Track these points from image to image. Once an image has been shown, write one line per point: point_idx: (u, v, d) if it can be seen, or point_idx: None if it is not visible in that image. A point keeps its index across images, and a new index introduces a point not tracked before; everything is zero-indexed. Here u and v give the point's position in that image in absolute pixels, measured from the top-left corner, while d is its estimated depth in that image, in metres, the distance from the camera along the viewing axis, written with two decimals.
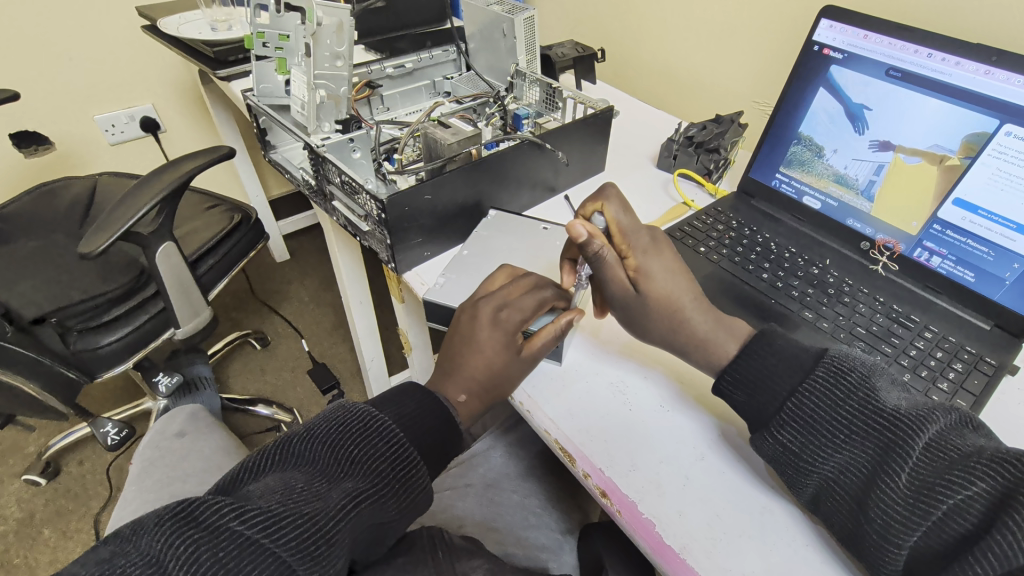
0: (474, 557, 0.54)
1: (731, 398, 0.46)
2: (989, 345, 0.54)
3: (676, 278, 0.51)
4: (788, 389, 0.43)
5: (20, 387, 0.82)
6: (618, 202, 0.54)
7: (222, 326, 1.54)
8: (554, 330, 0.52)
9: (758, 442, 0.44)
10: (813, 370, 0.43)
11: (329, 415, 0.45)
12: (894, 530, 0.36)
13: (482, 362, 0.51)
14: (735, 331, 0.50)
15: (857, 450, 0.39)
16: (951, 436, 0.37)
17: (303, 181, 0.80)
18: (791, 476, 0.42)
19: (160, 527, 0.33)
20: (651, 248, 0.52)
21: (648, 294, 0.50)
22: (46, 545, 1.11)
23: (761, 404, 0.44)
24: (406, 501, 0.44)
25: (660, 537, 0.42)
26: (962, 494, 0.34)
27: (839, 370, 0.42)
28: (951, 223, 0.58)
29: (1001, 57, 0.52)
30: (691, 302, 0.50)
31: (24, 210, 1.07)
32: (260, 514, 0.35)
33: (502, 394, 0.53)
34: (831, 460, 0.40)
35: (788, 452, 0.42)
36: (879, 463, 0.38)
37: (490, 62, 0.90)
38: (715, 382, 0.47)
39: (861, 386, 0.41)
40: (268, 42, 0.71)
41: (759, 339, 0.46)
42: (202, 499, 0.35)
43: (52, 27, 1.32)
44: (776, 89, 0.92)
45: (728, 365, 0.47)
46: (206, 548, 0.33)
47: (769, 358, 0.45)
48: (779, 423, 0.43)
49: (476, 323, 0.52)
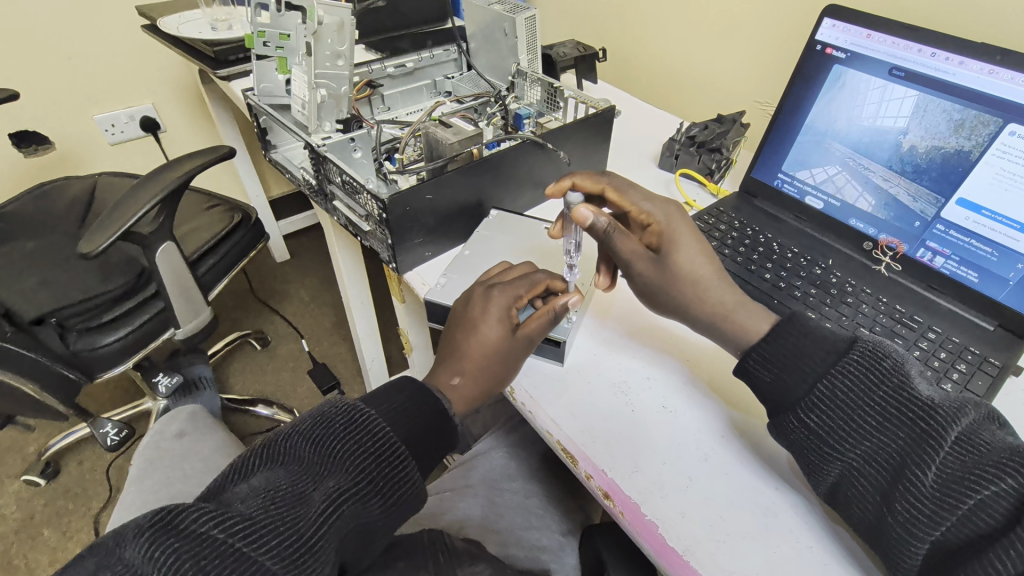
0: (476, 560, 0.53)
1: (756, 377, 0.45)
2: (993, 346, 0.54)
3: (696, 249, 0.51)
4: (818, 372, 0.42)
5: (20, 388, 0.82)
6: (621, 183, 0.55)
7: (222, 326, 1.54)
8: (546, 312, 0.52)
9: (782, 425, 0.44)
10: (845, 354, 0.42)
11: (315, 412, 0.44)
12: (916, 524, 0.36)
13: (474, 339, 0.52)
14: (763, 312, 0.49)
15: (886, 440, 0.39)
16: (980, 431, 0.36)
17: (303, 181, 0.80)
18: (814, 462, 0.42)
19: (138, 539, 0.33)
20: (672, 216, 0.52)
21: (670, 261, 0.50)
22: (45, 545, 1.11)
23: (789, 386, 0.43)
24: (392, 498, 0.44)
25: (663, 539, 0.42)
26: (989, 491, 0.33)
27: (872, 357, 0.41)
28: (954, 223, 0.58)
29: (1006, 56, 0.52)
30: (712, 274, 0.50)
31: (24, 210, 1.07)
32: (239, 521, 0.35)
33: (494, 377, 0.52)
34: (858, 449, 0.40)
35: (813, 437, 0.42)
36: (908, 454, 0.37)
37: (490, 62, 0.89)
38: (741, 360, 0.46)
39: (894, 374, 0.40)
40: (268, 42, 0.71)
41: (789, 320, 0.45)
42: (182, 506, 0.35)
43: (52, 26, 1.32)
44: (777, 89, 0.92)
45: (756, 345, 0.45)
46: (186, 557, 0.33)
47: (802, 339, 0.43)
48: (806, 406, 0.42)
49: (469, 302, 0.54)
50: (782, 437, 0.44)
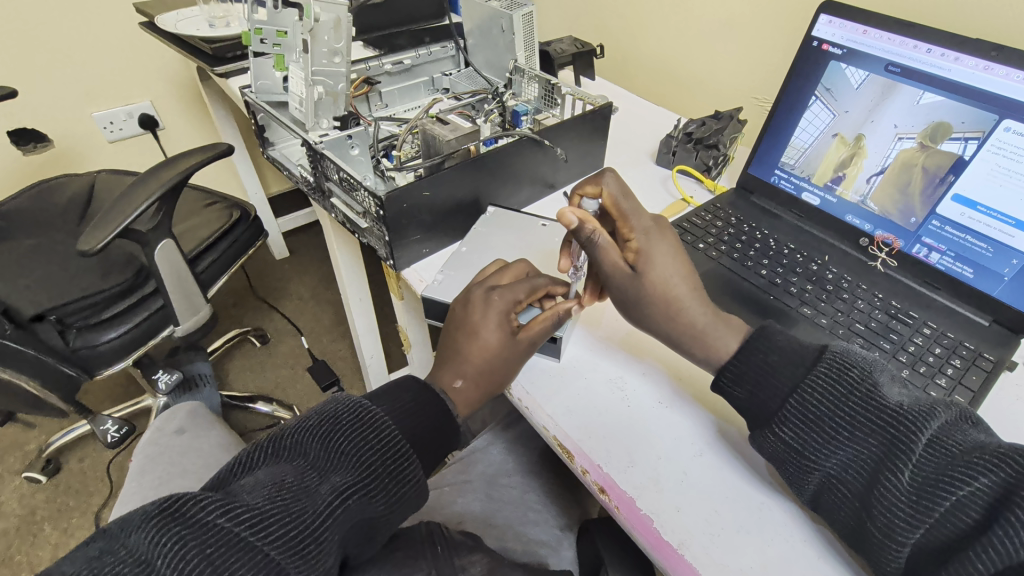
0: (474, 553, 0.54)
1: (732, 394, 0.46)
2: (989, 342, 0.54)
3: (675, 262, 0.50)
4: (789, 385, 0.43)
5: (20, 386, 0.82)
6: (619, 188, 0.53)
7: (222, 323, 1.54)
8: (550, 316, 0.52)
9: (758, 439, 0.44)
10: (814, 366, 0.43)
11: (322, 408, 0.45)
12: (896, 528, 0.36)
13: (476, 345, 0.52)
14: (733, 327, 0.49)
15: (860, 448, 0.39)
16: (951, 432, 0.37)
17: (301, 177, 0.79)
18: (792, 474, 0.42)
19: (147, 525, 0.33)
20: (654, 229, 0.52)
21: (646, 277, 0.49)
22: (46, 542, 1.12)
23: (763, 401, 0.44)
24: (396, 495, 0.44)
25: (658, 533, 0.42)
26: (964, 490, 0.34)
27: (840, 367, 0.41)
28: (950, 218, 0.58)
29: (1001, 52, 0.52)
30: (687, 293, 0.50)
31: (23, 207, 1.07)
32: (246, 512, 0.35)
33: (495, 382, 0.53)
34: (834, 458, 0.40)
35: (789, 450, 0.42)
36: (883, 461, 0.38)
37: (489, 59, 0.89)
38: (715, 378, 0.47)
39: (863, 382, 0.40)
40: (265, 39, 0.73)
41: (759, 335, 0.46)
42: (190, 495, 0.35)
43: (50, 24, 1.31)
44: (775, 85, 0.92)
45: (728, 361, 0.46)
46: (193, 545, 0.33)
47: (770, 354, 0.45)
48: (781, 420, 0.42)
49: (468, 306, 0.53)
50: (760, 449, 0.44)
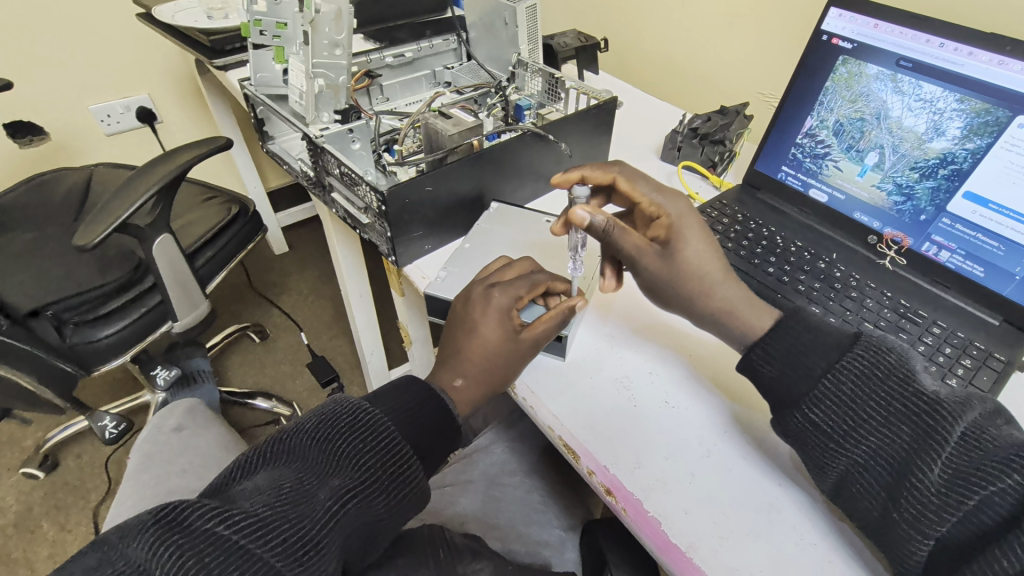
0: (477, 557, 0.53)
1: (761, 371, 0.45)
2: (999, 341, 0.53)
3: (704, 247, 0.49)
4: (822, 366, 0.42)
5: (17, 382, 0.81)
6: (631, 172, 0.55)
7: (221, 319, 1.53)
8: (554, 315, 0.51)
9: (785, 421, 0.43)
10: (850, 348, 0.41)
11: (320, 410, 0.44)
12: (922, 520, 0.35)
13: (477, 345, 0.51)
14: (740, 326, 0.48)
15: (892, 436, 0.38)
16: (985, 428, 0.36)
17: (301, 171, 0.78)
18: (817, 458, 0.41)
19: (143, 534, 0.33)
20: (688, 210, 0.51)
21: (678, 258, 0.49)
22: (44, 539, 1.11)
23: (790, 381, 0.43)
24: (397, 498, 0.43)
25: (666, 536, 0.42)
26: (996, 486, 0.33)
27: (878, 352, 0.41)
28: (961, 216, 0.57)
29: (1015, 47, 0.51)
30: (720, 272, 0.49)
31: (20, 201, 1.06)
32: (244, 518, 0.35)
33: (497, 382, 0.52)
34: (864, 444, 0.39)
35: (818, 431, 0.41)
36: (914, 451, 0.37)
37: (490, 53, 0.88)
38: (744, 354, 0.46)
39: (900, 370, 0.40)
40: (265, 30, 0.71)
41: (794, 314, 0.44)
42: (186, 503, 0.34)
43: (46, 16, 1.30)
44: (781, 81, 0.91)
45: (760, 339, 0.45)
46: (190, 553, 0.32)
47: (804, 333, 0.43)
48: (811, 400, 0.41)
49: (468, 303, 0.52)
50: (784, 431, 0.43)
